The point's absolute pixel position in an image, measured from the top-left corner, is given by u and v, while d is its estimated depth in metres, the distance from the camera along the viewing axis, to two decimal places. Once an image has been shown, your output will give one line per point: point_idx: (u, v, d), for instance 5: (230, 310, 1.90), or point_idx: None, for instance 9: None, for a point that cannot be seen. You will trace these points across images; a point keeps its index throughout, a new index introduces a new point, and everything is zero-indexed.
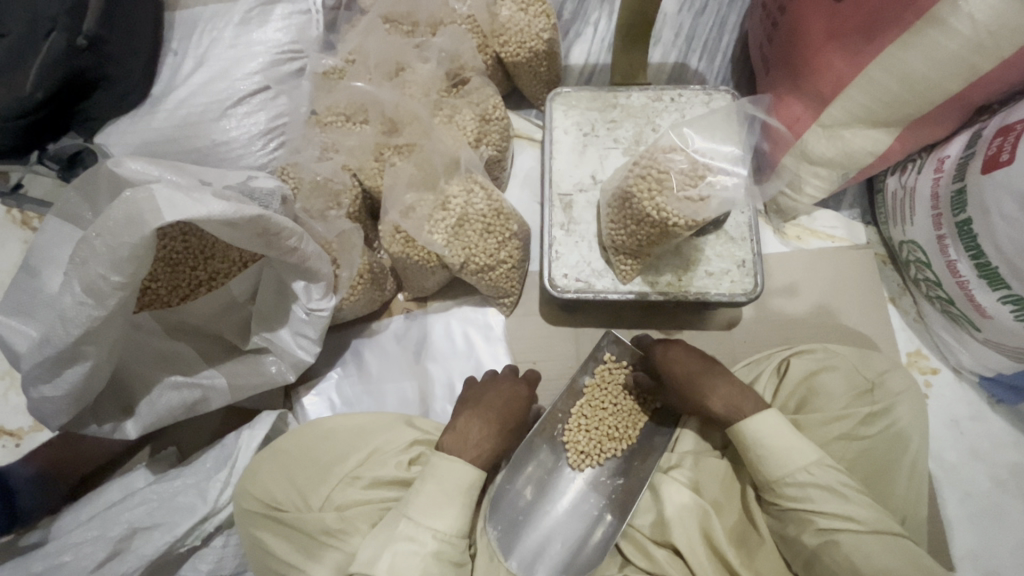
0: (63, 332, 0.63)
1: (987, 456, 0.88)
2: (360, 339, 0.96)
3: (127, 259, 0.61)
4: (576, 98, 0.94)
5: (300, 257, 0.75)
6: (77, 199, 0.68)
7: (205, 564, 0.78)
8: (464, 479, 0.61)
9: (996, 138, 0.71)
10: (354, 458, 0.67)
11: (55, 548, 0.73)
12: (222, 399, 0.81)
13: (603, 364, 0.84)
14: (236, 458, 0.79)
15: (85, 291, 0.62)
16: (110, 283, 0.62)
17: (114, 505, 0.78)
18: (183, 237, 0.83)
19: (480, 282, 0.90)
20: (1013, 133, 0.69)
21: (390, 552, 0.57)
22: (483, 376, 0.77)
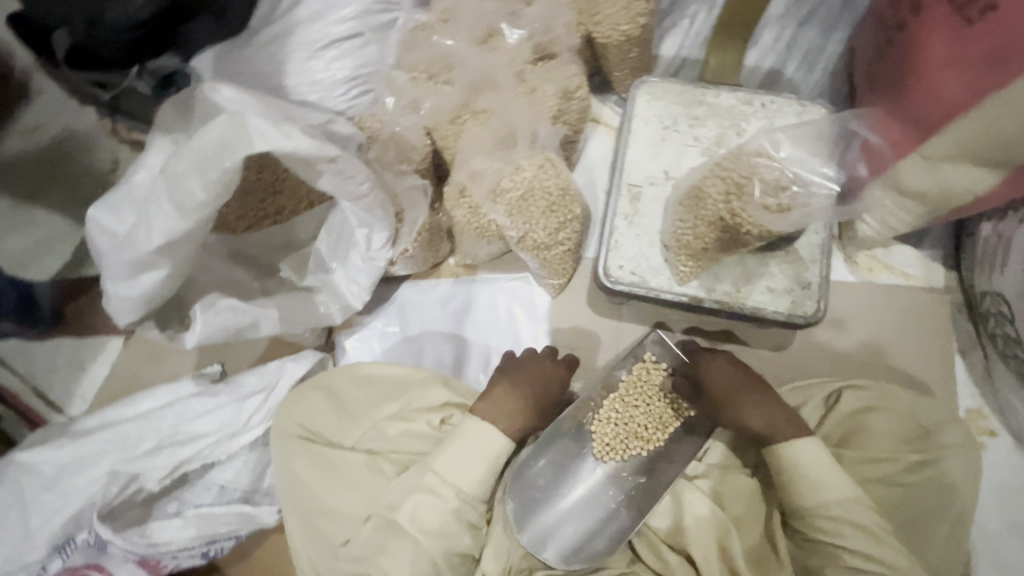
0: (147, 236, 0.66)
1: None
2: (407, 294, 0.97)
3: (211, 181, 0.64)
4: (663, 89, 0.91)
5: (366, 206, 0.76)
6: (173, 116, 0.71)
7: (226, 475, 0.81)
8: (495, 447, 0.62)
9: None
10: (390, 407, 0.69)
11: (102, 437, 0.81)
12: (273, 328, 0.83)
13: (642, 363, 0.81)
14: (275, 386, 0.83)
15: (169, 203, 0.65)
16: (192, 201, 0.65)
17: (158, 408, 0.83)
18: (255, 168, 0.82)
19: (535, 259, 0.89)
20: None
21: (412, 501, 0.58)
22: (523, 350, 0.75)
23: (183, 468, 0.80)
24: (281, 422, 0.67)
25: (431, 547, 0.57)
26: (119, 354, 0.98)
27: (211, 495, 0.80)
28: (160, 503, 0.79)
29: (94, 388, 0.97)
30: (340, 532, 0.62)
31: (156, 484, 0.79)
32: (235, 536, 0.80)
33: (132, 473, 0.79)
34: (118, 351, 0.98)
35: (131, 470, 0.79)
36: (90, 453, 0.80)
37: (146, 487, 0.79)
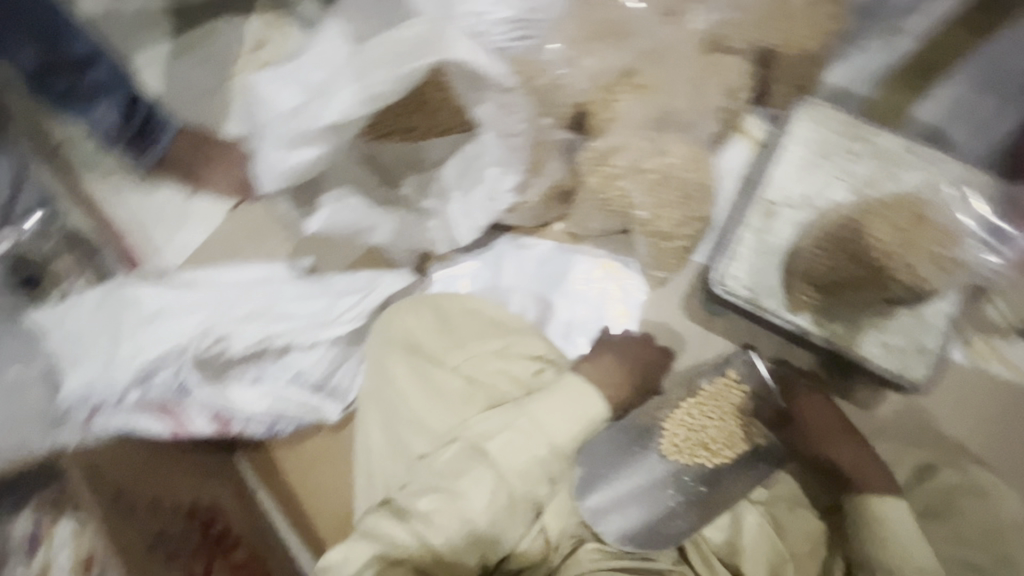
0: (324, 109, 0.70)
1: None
2: (505, 246, 0.97)
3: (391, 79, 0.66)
4: (824, 115, 0.88)
5: None
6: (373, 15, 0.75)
7: (305, 362, 0.84)
8: (591, 409, 0.62)
9: None
10: (493, 343, 0.69)
11: (202, 294, 0.83)
12: (384, 238, 0.86)
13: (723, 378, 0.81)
14: (371, 292, 0.86)
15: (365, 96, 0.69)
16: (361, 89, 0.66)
17: (254, 282, 0.86)
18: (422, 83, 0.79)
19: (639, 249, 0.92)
20: None
21: (506, 436, 0.59)
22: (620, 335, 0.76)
23: (267, 344, 0.82)
24: (387, 327, 0.69)
25: (512, 485, 0.57)
26: (221, 222, 1.02)
27: (287, 376, 0.84)
28: (237, 369, 0.82)
29: (193, 245, 1.02)
30: (421, 444, 0.63)
31: (241, 348, 0.81)
32: (298, 420, 0.85)
33: (221, 333, 0.80)
34: (222, 219, 1.02)
35: (222, 330, 0.80)
36: (188, 302, 0.82)
37: (231, 349, 0.80)
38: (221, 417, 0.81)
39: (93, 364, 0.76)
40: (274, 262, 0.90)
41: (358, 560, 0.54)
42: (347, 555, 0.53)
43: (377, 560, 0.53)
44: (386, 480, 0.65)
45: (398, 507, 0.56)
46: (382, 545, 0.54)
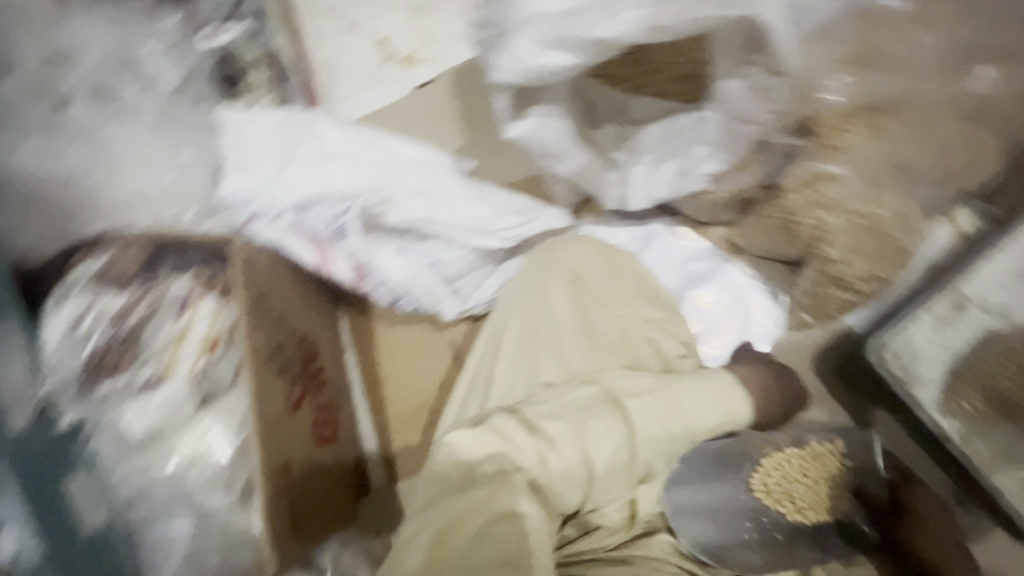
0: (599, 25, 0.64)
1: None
2: (660, 229, 0.94)
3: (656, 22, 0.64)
4: None
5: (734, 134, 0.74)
6: None
7: (446, 256, 0.84)
8: (732, 408, 0.61)
9: None
10: (648, 313, 0.67)
11: (378, 154, 0.83)
12: (568, 170, 0.82)
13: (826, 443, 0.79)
14: (533, 220, 0.85)
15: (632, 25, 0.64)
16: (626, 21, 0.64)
17: (419, 163, 0.83)
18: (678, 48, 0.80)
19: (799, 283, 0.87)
20: None
21: (644, 401, 0.58)
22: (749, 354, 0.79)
23: (422, 225, 0.82)
24: (554, 255, 0.68)
25: (637, 449, 0.57)
26: (402, 97, 1.05)
27: (424, 262, 0.83)
28: (383, 237, 0.82)
29: (370, 107, 1.05)
30: (551, 372, 0.64)
31: (394, 221, 0.81)
32: (417, 304, 0.86)
33: (387, 197, 0.81)
34: (405, 94, 1.05)
35: (388, 195, 0.81)
36: (361, 157, 0.82)
37: (387, 216, 0.81)
38: (359, 271, 0.82)
39: (258, 181, 0.82)
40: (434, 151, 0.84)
41: (479, 448, 0.55)
42: (473, 438, 0.55)
43: (497, 458, 0.54)
44: (505, 394, 0.64)
45: (528, 419, 0.57)
46: (506, 447, 0.54)
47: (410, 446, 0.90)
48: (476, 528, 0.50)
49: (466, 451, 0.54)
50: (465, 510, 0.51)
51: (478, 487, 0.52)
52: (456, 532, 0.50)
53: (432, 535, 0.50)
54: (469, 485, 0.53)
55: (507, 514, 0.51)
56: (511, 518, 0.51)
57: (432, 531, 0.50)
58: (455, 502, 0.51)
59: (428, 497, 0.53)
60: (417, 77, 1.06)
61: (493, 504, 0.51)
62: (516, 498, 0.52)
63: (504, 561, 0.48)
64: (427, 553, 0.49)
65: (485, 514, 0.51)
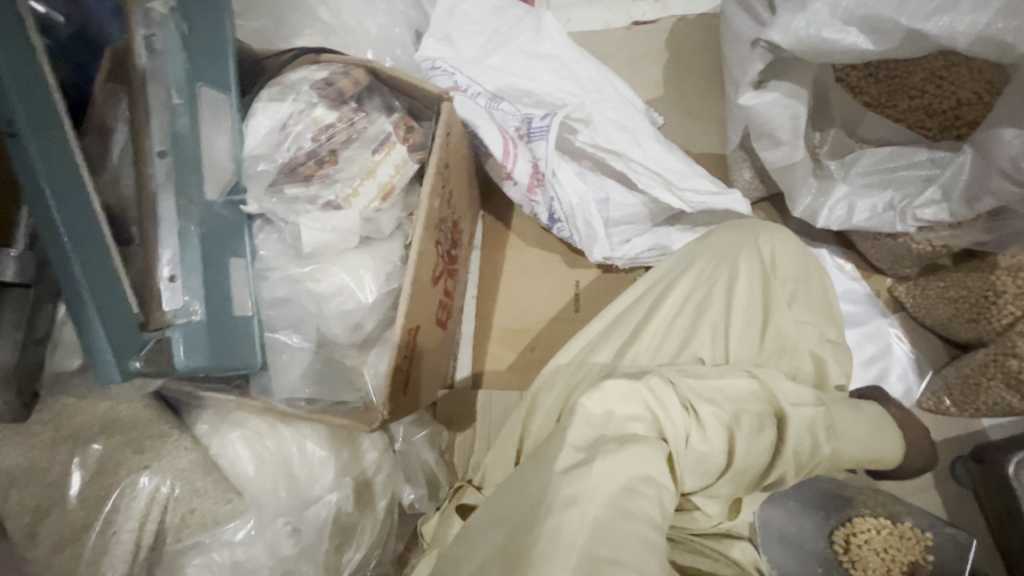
0: (908, 14, 0.59)
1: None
2: (825, 257, 0.91)
3: (981, 36, 0.57)
4: None
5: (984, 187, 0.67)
6: None
7: (617, 197, 0.83)
8: (884, 437, 0.61)
9: None
10: (823, 330, 0.63)
11: (590, 74, 0.83)
12: (775, 160, 0.79)
13: (913, 531, 0.74)
14: (719, 195, 0.79)
15: (941, 24, 0.57)
16: (944, 26, 0.57)
17: (623, 98, 0.84)
18: (962, 80, 0.67)
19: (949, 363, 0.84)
20: None
21: (806, 410, 0.56)
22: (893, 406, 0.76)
23: (609, 157, 0.80)
24: (750, 237, 0.65)
25: (784, 456, 0.54)
26: (617, 28, 1.00)
27: (597, 195, 0.83)
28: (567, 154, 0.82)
29: (580, 25, 1.01)
30: (706, 349, 0.61)
31: (584, 142, 0.80)
32: (572, 233, 0.83)
33: (585, 117, 0.80)
34: (620, 26, 0.99)
35: (587, 115, 0.80)
36: (569, 71, 0.83)
37: (578, 136, 0.80)
38: (535, 177, 0.79)
39: (462, 60, 0.82)
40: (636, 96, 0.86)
41: (624, 408, 0.50)
42: (624, 394, 0.50)
43: (641, 421, 0.49)
44: (646, 357, 0.62)
45: (683, 396, 0.52)
46: (654, 411, 0.50)
47: (503, 364, 0.89)
48: (628, 477, 0.44)
49: (614, 406, 0.49)
50: (618, 462, 0.44)
51: (634, 441, 0.46)
52: (608, 478, 0.43)
53: (603, 470, 0.43)
54: (619, 438, 0.46)
55: (656, 480, 0.45)
56: (659, 486, 0.45)
57: (600, 467, 0.43)
58: (600, 457, 0.44)
59: (581, 438, 0.46)
60: (638, 12, 1.00)
61: (646, 464, 0.45)
62: (663, 465, 0.46)
63: (650, 524, 0.43)
64: (580, 488, 0.42)
65: (627, 474, 0.44)
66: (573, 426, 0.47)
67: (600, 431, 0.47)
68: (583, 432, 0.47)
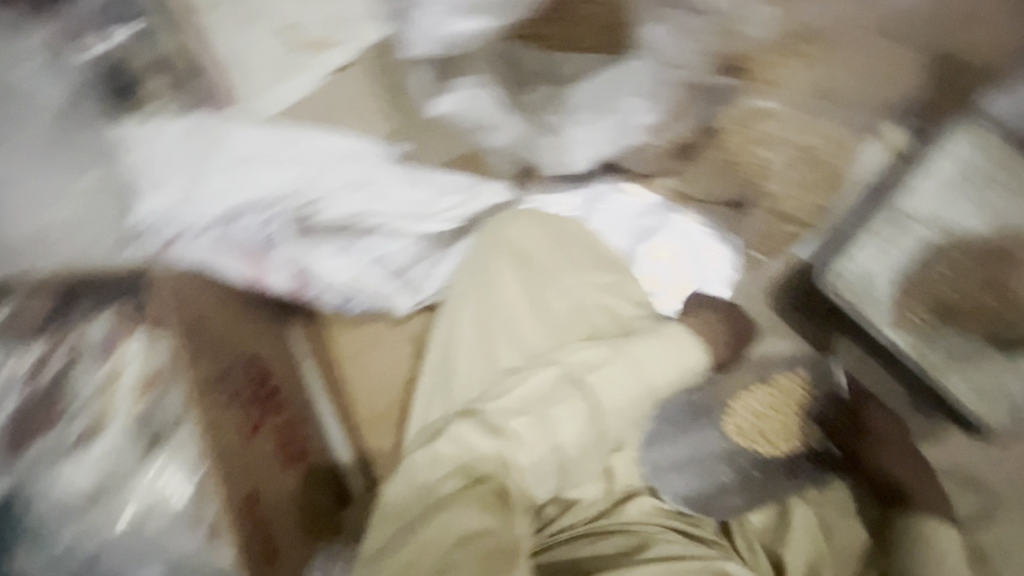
0: None
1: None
2: (606, 189, 0.90)
3: None
4: (989, 138, 0.77)
5: None
6: None
7: (393, 248, 0.80)
8: (691, 358, 0.60)
9: None
10: (602, 276, 0.67)
11: (301, 145, 0.78)
12: (507, 140, 0.84)
13: (789, 376, 0.80)
14: (473, 195, 0.84)
15: None
16: None
17: (350, 152, 0.79)
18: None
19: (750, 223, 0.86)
20: None
21: (605, 370, 0.57)
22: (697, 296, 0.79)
23: (360, 220, 0.78)
24: (496, 236, 0.66)
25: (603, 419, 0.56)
26: (297, 72, 0.85)
27: (370, 259, 0.79)
28: (321, 237, 0.77)
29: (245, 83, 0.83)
30: (507, 356, 0.62)
31: (329, 219, 0.78)
32: (370, 301, 0.82)
33: (313, 197, 0.77)
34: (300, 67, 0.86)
35: (315, 194, 0.77)
36: (278, 156, 0.77)
37: (319, 216, 0.77)
38: (302, 278, 0.78)
39: (173, 203, 0.73)
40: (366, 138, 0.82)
41: (436, 471, 0.53)
42: (430, 460, 0.53)
43: (454, 474, 0.52)
44: (463, 393, 0.62)
45: (488, 422, 0.54)
46: (463, 459, 0.53)
47: (386, 448, 0.86)
48: (438, 555, 0.48)
49: (424, 475, 0.52)
50: (424, 540, 0.48)
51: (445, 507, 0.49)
52: (415, 562, 0.47)
53: None
54: (432, 508, 0.50)
55: (468, 534, 0.49)
56: (473, 538, 0.49)
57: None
58: (402, 548, 0.48)
59: (378, 540, 0.50)
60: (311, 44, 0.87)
61: (454, 527, 0.49)
62: (479, 512, 0.50)
63: None
64: None
65: (448, 542, 0.48)
66: (372, 532, 0.51)
67: (412, 510, 0.51)
68: (385, 531, 0.50)
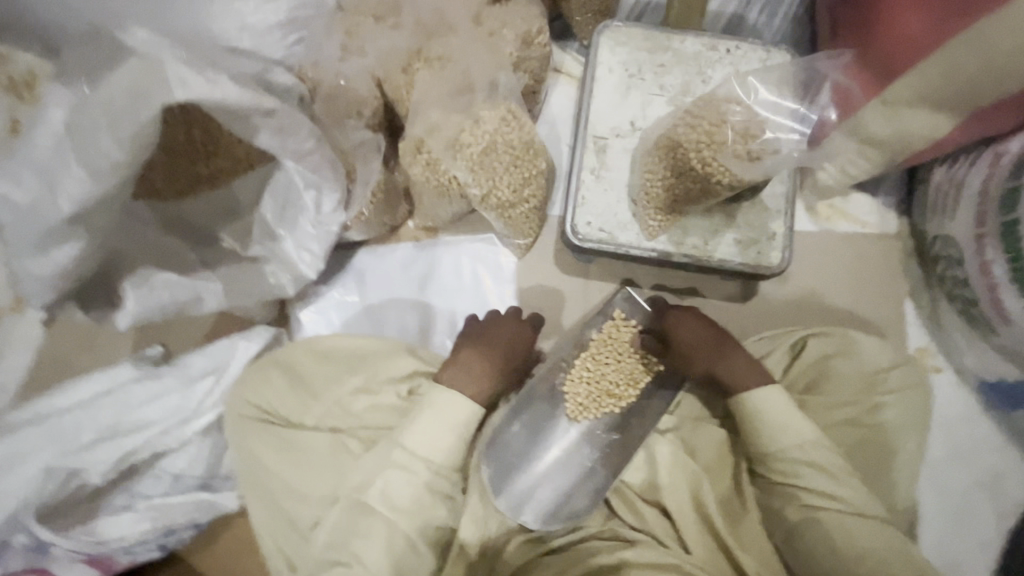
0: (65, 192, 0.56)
1: (990, 485, 0.84)
2: (364, 261, 0.92)
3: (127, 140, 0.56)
4: (627, 34, 0.87)
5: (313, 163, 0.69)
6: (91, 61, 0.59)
7: (179, 463, 0.75)
8: (463, 416, 0.58)
9: (987, 169, 0.74)
10: (354, 380, 0.65)
11: (29, 433, 0.72)
12: (217, 302, 0.77)
13: (612, 321, 0.79)
14: (226, 367, 0.77)
15: (85, 168, 0.56)
16: (107, 161, 0.56)
17: (87, 400, 0.74)
18: (172, 130, 0.72)
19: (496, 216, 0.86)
20: (998, 165, 0.73)
21: (383, 479, 0.55)
22: (482, 316, 0.69)
23: (129, 460, 0.74)
24: (233, 411, 0.63)
25: (406, 524, 0.55)
26: (36, 340, 0.88)
27: (164, 486, 0.75)
28: (108, 495, 0.74)
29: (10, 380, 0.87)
30: (305, 515, 0.59)
31: (100, 477, 0.73)
32: (194, 525, 0.76)
33: (70, 470, 0.72)
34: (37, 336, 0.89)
35: (69, 467, 0.72)
36: (18, 450, 0.72)
37: (89, 481, 0.73)
38: (99, 559, 0.72)
39: None
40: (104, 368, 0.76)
41: None
42: None
43: None
44: (287, 561, 0.60)
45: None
46: None
47: None
48: None
49: None
50: None
51: None
52: None
53: None
54: None
55: None
56: None
57: None
58: None
59: None
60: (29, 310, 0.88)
61: None
62: None
63: None
64: None
65: None
66: None
67: None
68: None
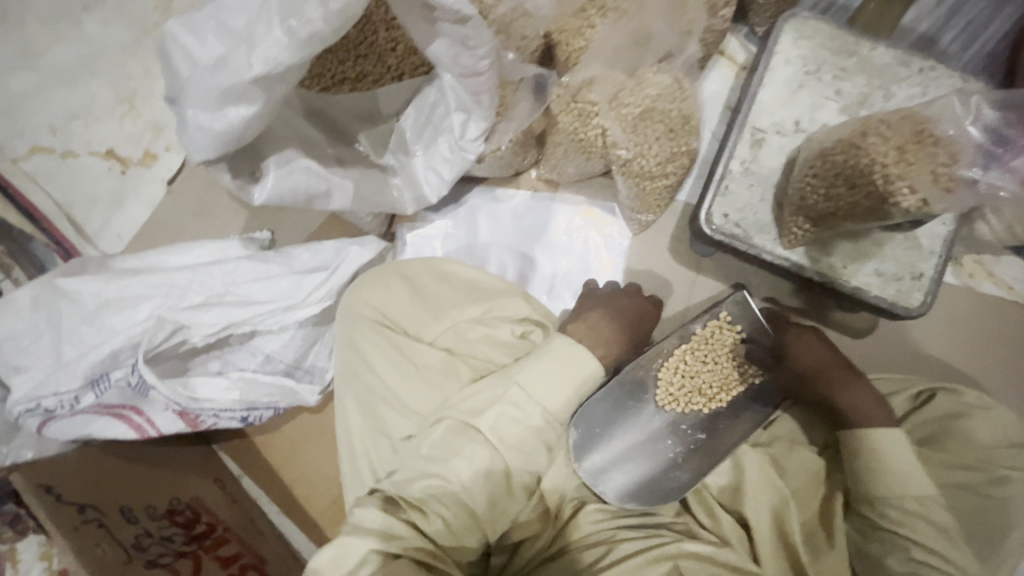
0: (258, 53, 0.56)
1: None
2: (478, 200, 0.91)
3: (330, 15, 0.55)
4: (813, 29, 0.81)
5: (480, 84, 0.67)
6: None
7: (273, 345, 0.77)
8: (584, 369, 0.58)
9: None
10: (471, 310, 0.65)
11: (147, 280, 0.75)
12: (344, 202, 0.75)
13: (714, 322, 0.73)
14: (336, 267, 0.76)
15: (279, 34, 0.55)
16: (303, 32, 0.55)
17: (202, 263, 0.76)
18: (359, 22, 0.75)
19: (635, 194, 0.82)
20: None
21: (496, 412, 0.55)
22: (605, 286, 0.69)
23: (232, 329, 0.76)
24: (351, 310, 0.63)
25: (508, 458, 0.55)
26: (162, 199, 0.93)
27: (255, 363, 0.77)
28: (202, 357, 0.77)
29: (130, 230, 0.93)
30: (402, 425, 0.60)
31: (201, 338, 0.75)
32: (274, 407, 0.78)
33: (180, 323, 0.74)
34: (161, 194, 0.93)
35: (177, 320, 0.74)
36: (132, 294, 0.74)
37: (191, 340, 0.75)
38: (187, 415, 0.74)
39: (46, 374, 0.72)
40: (223, 241, 0.79)
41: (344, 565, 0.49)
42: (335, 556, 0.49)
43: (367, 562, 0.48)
44: (372, 462, 0.61)
45: (388, 496, 0.53)
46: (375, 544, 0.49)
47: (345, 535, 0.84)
48: None
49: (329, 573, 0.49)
50: None
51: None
52: None
53: None
54: None
55: None
56: None
57: None
58: None
59: None
60: (164, 169, 0.94)
61: None
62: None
63: None
64: None
65: None
66: None
67: None
68: None
